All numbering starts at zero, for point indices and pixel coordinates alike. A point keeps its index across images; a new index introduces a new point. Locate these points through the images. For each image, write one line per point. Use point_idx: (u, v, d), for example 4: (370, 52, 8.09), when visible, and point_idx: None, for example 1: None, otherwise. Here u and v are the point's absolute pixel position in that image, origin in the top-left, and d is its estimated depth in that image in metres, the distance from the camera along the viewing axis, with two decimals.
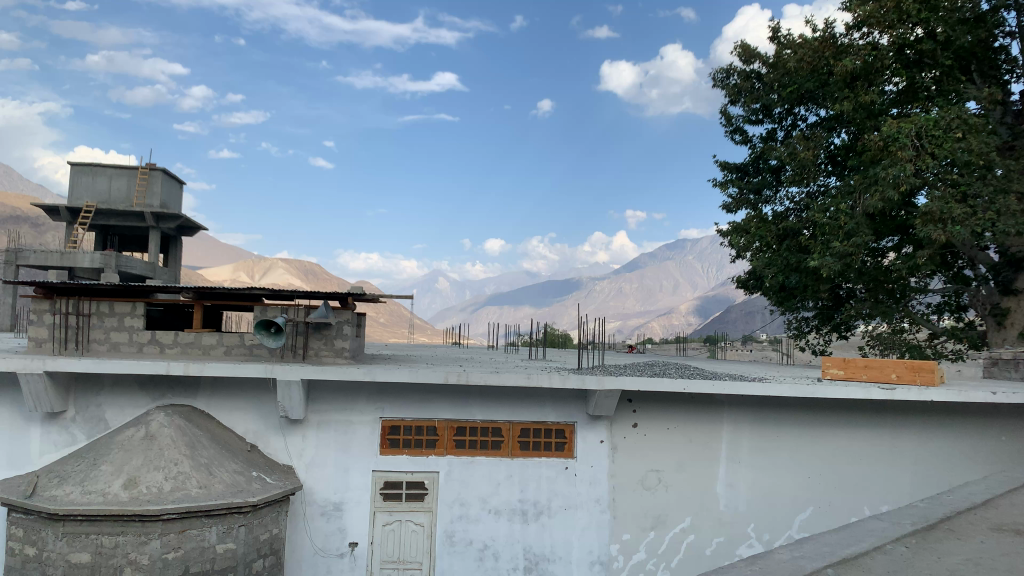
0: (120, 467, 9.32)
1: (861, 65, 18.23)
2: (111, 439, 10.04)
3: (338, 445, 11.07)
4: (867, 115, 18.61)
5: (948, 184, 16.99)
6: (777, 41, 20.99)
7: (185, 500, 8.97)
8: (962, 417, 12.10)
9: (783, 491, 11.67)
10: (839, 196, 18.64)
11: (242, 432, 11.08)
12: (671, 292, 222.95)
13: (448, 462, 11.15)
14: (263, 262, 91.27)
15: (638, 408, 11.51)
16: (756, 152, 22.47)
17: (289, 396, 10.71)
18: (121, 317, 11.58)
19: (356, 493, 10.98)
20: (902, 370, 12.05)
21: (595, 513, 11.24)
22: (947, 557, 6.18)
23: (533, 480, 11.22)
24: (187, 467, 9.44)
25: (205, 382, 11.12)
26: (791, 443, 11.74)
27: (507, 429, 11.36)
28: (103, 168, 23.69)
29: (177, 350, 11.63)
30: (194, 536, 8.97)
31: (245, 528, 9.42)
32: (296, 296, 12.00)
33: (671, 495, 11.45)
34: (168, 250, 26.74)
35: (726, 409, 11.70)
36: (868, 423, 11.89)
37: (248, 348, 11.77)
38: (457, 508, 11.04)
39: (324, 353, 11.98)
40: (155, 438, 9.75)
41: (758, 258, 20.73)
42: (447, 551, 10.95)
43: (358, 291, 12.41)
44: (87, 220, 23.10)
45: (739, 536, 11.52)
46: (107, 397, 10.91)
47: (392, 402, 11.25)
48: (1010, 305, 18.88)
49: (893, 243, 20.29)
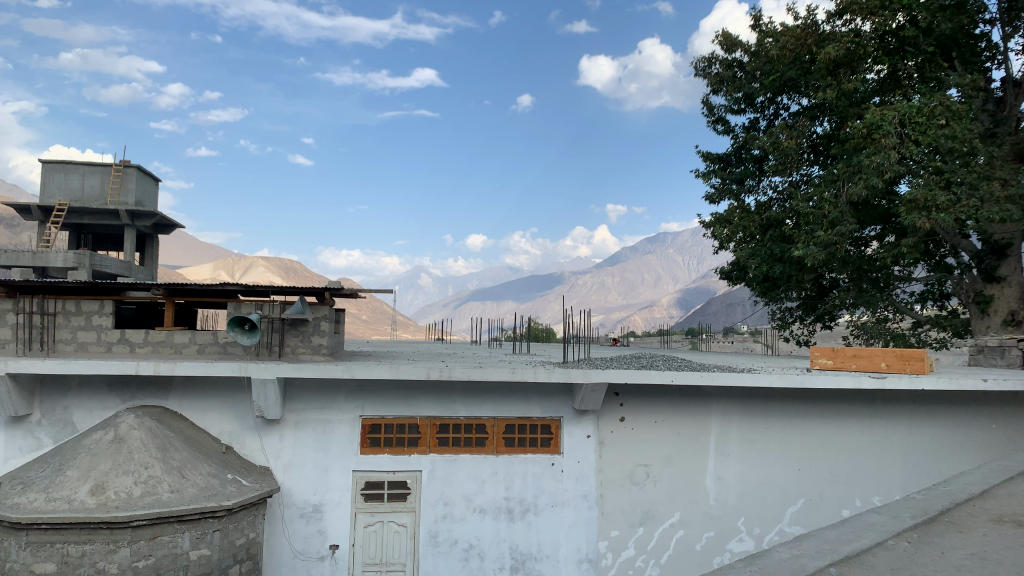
0: (87, 472, 8.92)
1: (844, 52, 18.03)
2: (78, 442, 9.64)
3: (317, 445, 10.71)
4: (849, 103, 18.47)
5: (931, 171, 16.84)
6: (758, 30, 20.80)
7: (156, 505, 8.59)
8: (951, 405, 11.93)
9: (774, 483, 11.45)
10: (822, 185, 18.49)
11: (217, 433, 10.70)
12: (654, 285, 223.53)
13: (431, 461, 10.83)
14: (243, 261, 90.33)
15: (625, 402, 11.24)
16: (739, 141, 22.27)
17: (265, 396, 10.34)
18: (89, 316, 11.15)
19: (336, 494, 10.65)
20: (892, 358, 11.85)
21: (583, 509, 10.96)
22: (950, 552, 5.95)
23: (518, 477, 10.92)
24: (158, 470, 9.05)
25: (177, 381, 10.72)
26: (780, 434, 11.52)
27: (492, 426, 11.06)
28: (76, 165, 23.15)
29: (149, 350, 11.23)
30: (165, 543, 8.61)
31: (219, 533, 9.05)
32: (271, 292, 11.62)
33: (659, 490, 11.19)
34: (144, 249, 26.19)
35: (714, 401, 11.46)
36: (858, 414, 11.69)
37: (221, 346, 11.36)
38: (441, 507, 10.73)
39: (301, 350, 11.62)
40: (125, 441, 9.34)
41: (743, 249, 20.53)
42: (431, 552, 10.64)
43: (336, 286, 12.03)
44: (60, 218, 22.52)
45: (730, 530, 11.27)
46: (75, 399, 10.49)
47: (372, 399, 10.89)
48: (994, 292, 18.72)
49: (876, 232, 20.18)
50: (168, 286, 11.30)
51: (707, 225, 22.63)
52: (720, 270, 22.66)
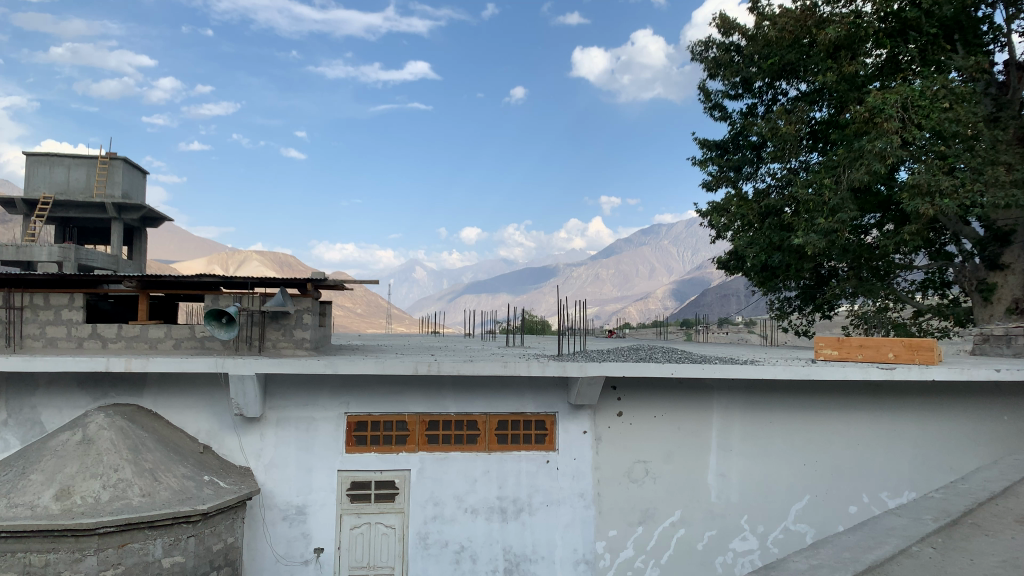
0: (52, 476, 8.38)
1: (844, 34, 17.48)
2: (43, 444, 9.10)
3: (300, 443, 10.19)
4: (850, 87, 17.91)
5: (935, 156, 16.34)
6: (756, 13, 20.24)
7: (125, 510, 8.06)
8: (961, 397, 11.44)
9: (778, 480, 10.97)
10: (821, 171, 17.96)
11: (194, 433, 10.16)
12: (648, 277, 223.30)
13: (420, 459, 10.32)
14: (236, 256, 89.67)
15: (623, 396, 10.74)
16: (736, 128, 21.76)
17: (243, 393, 9.82)
18: (58, 310, 10.60)
19: (320, 494, 10.13)
20: (900, 348, 11.28)
21: (579, 508, 10.49)
22: (981, 558, 5.47)
23: (511, 475, 10.43)
24: (128, 473, 8.52)
25: (152, 378, 10.18)
26: (785, 428, 11.04)
27: (483, 422, 10.56)
28: (61, 158, 22.47)
29: (122, 345, 10.68)
30: (135, 551, 8.07)
31: (194, 539, 8.53)
32: (251, 284, 11.09)
33: (659, 487, 10.70)
34: (132, 242, 25.66)
35: (715, 395, 10.97)
36: (865, 407, 11.21)
37: (198, 341, 10.81)
38: (430, 508, 10.24)
39: (283, 344, 11.09)
40: (93, 442, 8.81)
41: (741, 238, 19.98)
42: (421, 554, 10.15)
43: (319, 277, 11.50)
44: (44, 213, 21.94)
45: (733, 528, 10.79)
46: (43, 397, 9.94)
47: (358, 396, 10.37)
48: (997, 280, 18.24)
49: (876, 219, 19.70)
50: (142, 278, 10.74)
51: (704, 213, 22.09)
52: (718, 259, 22.15)
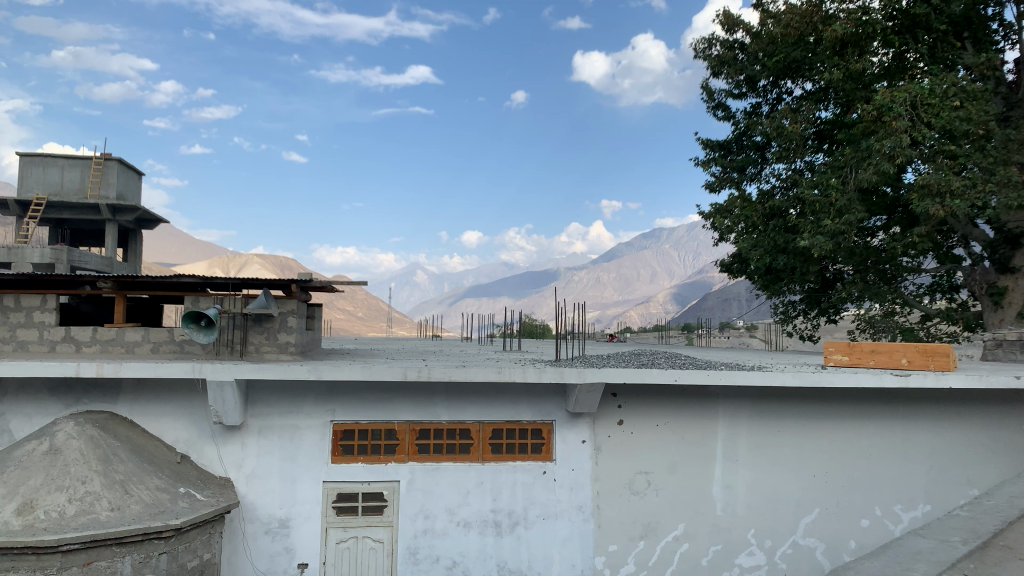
0: (14, 488, 7.87)
1: (852, 30, 16.94)
2: (9, 453, 8.59)
3: (283, 453, 9.68)
4: (857, 85, 17.29)
5: (946, 156, 15.71)
6: (761, 9, 19.75)
7: (90, 526, 7.56)
8: (978, 405, 10.88)
9: (786, 492, 10.43)
10: (828, 171, 17.40)
11: (172, 442, 9.65)
12: (649, 280, 222.77)
13: (410, 470, 9.80)
14: (236, 258, 89.24)
15: (624, 403, 10.23)
16: (739, 128, 21.27)
17: (222, 400, 9.30)
18: (30, 312, 10.10)
19: (304, 507, 9.60)
20: (913, 354, 10.88)
21: (577, 521, 9.97)
22: None
23: (506, 487, 9.91)
24: (97, 486, 8.00)
25: (127, 384, 9.68)
26: (793, 438, 10.51)
27: (477, 431, 10.04)
28: (55, 158, 21.91)
29: (97, 349, 10.19)
30: (102, 569, 7.56)
31: (167, 556, 8.01)
32: (233, 285, 10.58)
33: (661, 500, 10.17)
34: (127, 245, 25.15)
35: (721, 403, 10.45)
36: (878, 414, 10.69)
37: (177, 345, 10.32)
38: (421, 521, 9.71)
39: (266, 349, 10.58)
40: (61, 452, 8.30)
41: (744, 240, 19.41)
42: (410, 570, 9.62)
43: (305, 278, 11.00)
44: (37, 214, 21.43)
45: (739, 543, 10.26)
46: (12, 404, 9.45)
47: (344, 403, 9.86)
48: (1009, 284, 17.67)
49: (881, 222, 19.16)
50: (118, 278, 10.24)
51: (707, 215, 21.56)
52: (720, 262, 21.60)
